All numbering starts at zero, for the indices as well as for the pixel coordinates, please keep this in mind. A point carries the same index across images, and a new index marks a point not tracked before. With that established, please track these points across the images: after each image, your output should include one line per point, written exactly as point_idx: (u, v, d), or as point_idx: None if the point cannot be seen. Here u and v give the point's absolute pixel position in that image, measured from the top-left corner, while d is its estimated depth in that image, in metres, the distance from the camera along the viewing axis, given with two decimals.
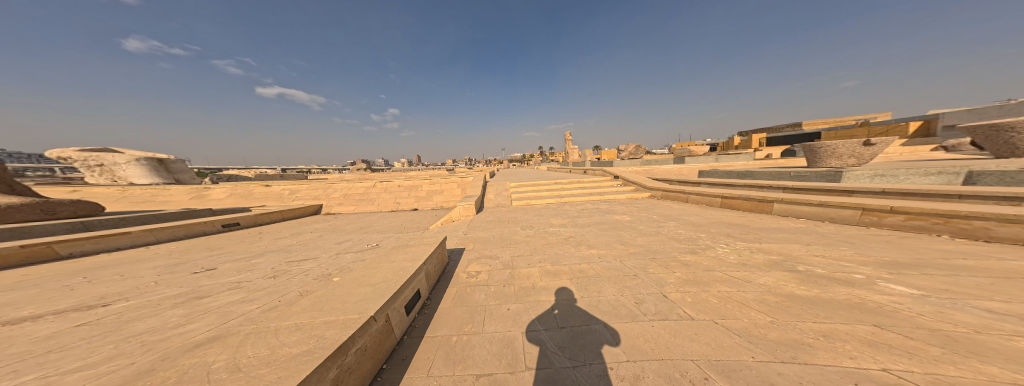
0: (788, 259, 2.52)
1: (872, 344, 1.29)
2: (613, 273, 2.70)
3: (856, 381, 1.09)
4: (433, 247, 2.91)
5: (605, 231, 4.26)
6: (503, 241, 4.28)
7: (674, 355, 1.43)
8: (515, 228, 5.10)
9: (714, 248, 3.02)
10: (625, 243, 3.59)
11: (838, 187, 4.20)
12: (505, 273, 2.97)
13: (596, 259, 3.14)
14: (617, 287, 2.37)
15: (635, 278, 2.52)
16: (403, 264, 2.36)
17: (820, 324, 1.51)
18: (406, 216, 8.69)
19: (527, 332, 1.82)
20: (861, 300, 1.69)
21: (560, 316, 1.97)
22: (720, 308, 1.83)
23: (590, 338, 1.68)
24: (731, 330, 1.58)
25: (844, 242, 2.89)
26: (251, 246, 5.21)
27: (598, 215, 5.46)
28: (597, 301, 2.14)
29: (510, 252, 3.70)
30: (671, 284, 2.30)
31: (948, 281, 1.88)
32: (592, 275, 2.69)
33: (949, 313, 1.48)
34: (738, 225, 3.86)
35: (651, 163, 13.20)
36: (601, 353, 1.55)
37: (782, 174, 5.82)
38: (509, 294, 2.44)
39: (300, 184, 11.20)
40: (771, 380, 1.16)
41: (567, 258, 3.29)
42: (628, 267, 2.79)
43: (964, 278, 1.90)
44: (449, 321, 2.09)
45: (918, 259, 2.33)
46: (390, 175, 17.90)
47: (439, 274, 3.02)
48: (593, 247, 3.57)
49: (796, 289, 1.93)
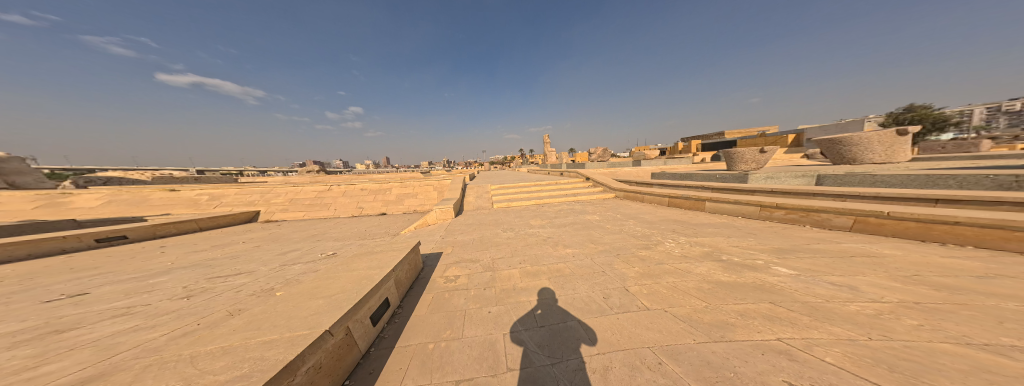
0: (717, 250, 2.92)
1: (770, 318, 1.55)
2: (584, 270, 2.84)
3: (763, 351, 1.30)
4: (405, 252, 2.77)
5: (580, 231, 4.44)
6: (480, 244, 4.21)
7: (635, 344, 1.55)
8: (493, 230, 5.06)
9: (663, 243, 3.35)
10: (594, 241, 3.81)
11: (744, 187, 4.95)
12: (486, 276, 2.94)
13: (571, 258, 3.27)
14: (588, 284, 2.49)
15: (602, 274, 2.68)
16: (368, 271, 2.22)
17: (738, 305, 1.76)
18: (374, 222, 8.07)
19: (509, 334, 1.83)
20: (763, 282, 2.02)
21: (541, 316, 2.01)
22: (669, 297, 2.03)
23: (568, 335, 1.73)
24: (677, 317, 1.76)
25: (763, 233, 3.42)
26: (170, 262, 4.37)
27: (574, 216, 5.67)
28: (572, 298, 2.23)
29: (488, 254, 3.67)
30: (631, 278, 2.50)
31: (828, 260, 2.34)
32: (569, 274, 2.79)
33: (820, 287, 1.85)
34: (681, 222, 4.34)
35: (617, 166, 14.21)
36: (577, 348, 1.61)
37: (710, 177, 6.66)
38: (488, 297, 2.42)
39: (229, 187, 9.81)
40: (707, 358, 1.33)
41: (545, 258, 3.36)
42: (597, 264, 2.96)
43: (840, 258, 2.39)
44: (424, 328, 1.99)
45: (812, 244, 2.87)
46: (357, 178, 16.47)
47: (412, 281, 2.89)
48: (567, 247, 3.71)
49: (723, 276, 2.24)
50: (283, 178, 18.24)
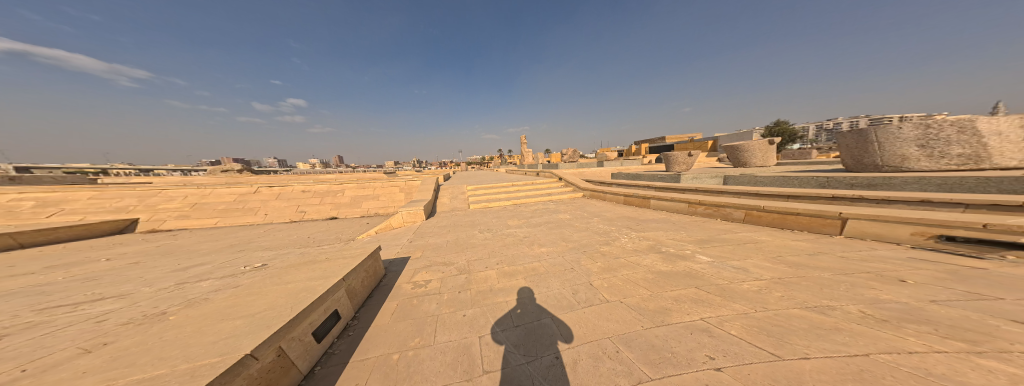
0: (656, 243, 3.29)
1: (697, 302, 1.78)
2: (556, 268, 2.91)
3: (691, 331, 1.48)
4: (360, 258, 2.53)
5: (553, 230, 4.57)
6: (450, 247, 4.04)
7: (597, 336, 1.63)
8: (466, 232, 4.90)
9: (619, 238, 3.63)
10: (566, 239, 3.95)
11: (677, 186, 5.63)
12: (461, 279, 2.81)
13: (544, 256, 3.32)
14: (560, 280, 2.56)
15: (571, 271, 2.78)
16: (306, 283, 1.97)
17: (675, 291, 1.99)
18: (325, 227, 7.25)
19: (485, 335, 1.76)
20: (689, 270, 2.33)
21: (517, 315, 1.98)
22: (623, 289, 2.21)
23: (542, 332, 1.73)
24: (629, 306, 1.91)
25: (705, 226, 3.91)
26: (35, 285, 3.37)
27: (548, 215, 5.81)
28: (547, 295, 2.26)
29: (465, 256, 3.55)
30: (594, 273, 2.64)
31: (751, 249, 2.78)
32: (543, 272, 2.82)
33: (737, 273, 2.19)
34: (630, 218, 4.77)
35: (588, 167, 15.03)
36: (551, 344, 1.62)
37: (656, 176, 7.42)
38: (463, 299, 2.31)
39: (78, 189, 7.76)
40: (653, 342, 1.46)
41: (521, 258, 3.35)
42: (567, 262, 3.06)
43: (761, 246, 2.85)
44: (388, 338, 1.83)
45: (738, 234, 3.37)
46: (314, 178, 14.72)
47: (370, 289, 2.66)
48: (540, 245, 3.78)
49: (664, 266, 2.51)
50: (221, 178, 15.55)
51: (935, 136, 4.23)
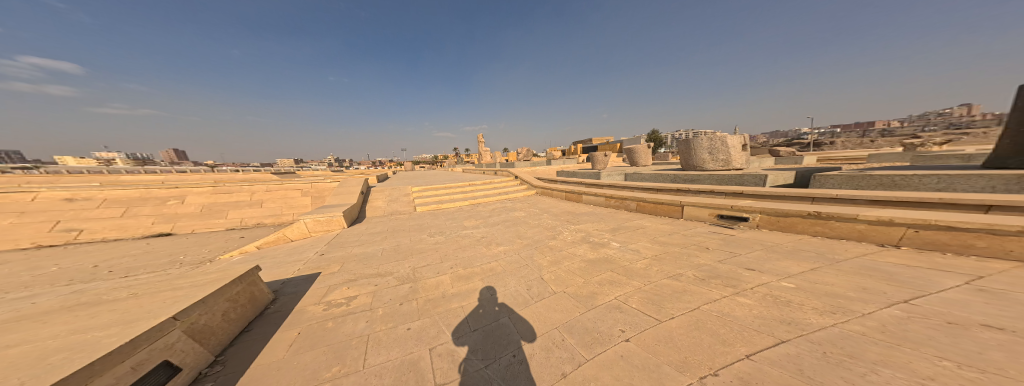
0: (587, 234, 3.73)
1: (620, 285, 2.10)
2: (513, 265, 2.89)
3: (611, 311, 1.75)
4: (220, 285, 1.92)
5: (510, 228, 4.55)
6: (388, 257, 3.60)
7: (546, 326, 1.70)
8: (411, 237, 4.44)
9: (563, 232, 3.95)
10: (522, 236, 4.02)
11: (598, 182, 6.60)
12: (405, 289, 2.56)
13: (494, 254, 3.32)
14: (516, 277, 2.54)
15: (526, 266, 2.82)
16: (75, 338, 1.23)
17: (606, 277, 2.29)
18: (141, 250, 5.47)
19: (434, 347, 1.63)
20: (620, 257, 2.72)
21: (475, 318, 1.89)
22: (568, 278, 2.40)
23: (501, 332, 1.69)
24: (570, 294, 2.09)
25: (632, 216, 4.64)
26: None
27: (508, 214, 5.82)
28: (504, 294, 2.21)
29: (410, 264, 3.22)
30: (545, 266, 2.76)
31: (662, 233, 3.43)
32: (496, 270, 2.79)
33: (651, 256, 2.67)
34: (573, 213, 5.24)
35: (542, 165, 15.81)
36: (509, 342, 1.59)
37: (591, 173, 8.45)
38: (405, 312, 2.09)
39: None
40: (587, 325, 1.65)
41: (477, 258, 3.22)
42: (523, 258, 3.08)
43: (669, 231, 3.56)
44: (296, 373, 1.51)
45: (654, 222, 4.13)
46: (201, 179, 11.10)
47: (248, 322, 2.08)
48: (496, 244, 3.72)
49: (597, 255, 2.87)
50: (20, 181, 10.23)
51: (715, 147, 6.18)
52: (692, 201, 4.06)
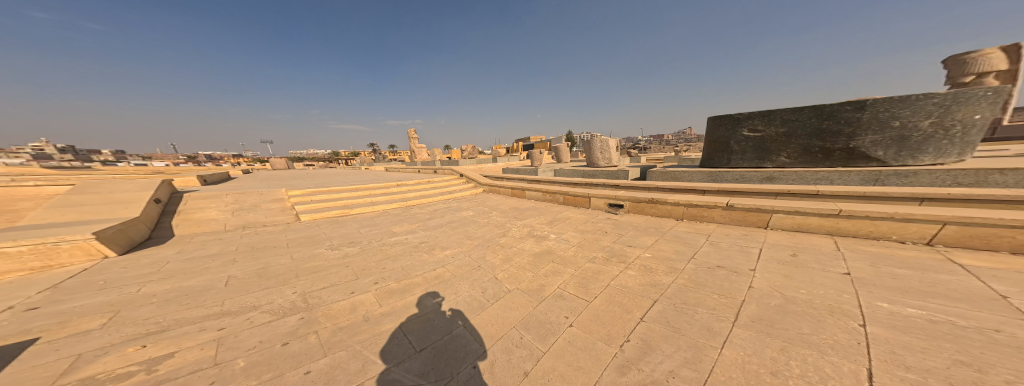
0: (533, 228, 3.90)
1: (566, 276, 2.26)
2: (463, 269, 2.70)
3: (557, 298, 1.88)
4: None
5: (453, 231, 4.27)
6: (242, 288, 2.36)
7: (503, 327, 1.61)
8: (301, 255, 3.22)
9: (512, 228, 4.02)
10: (470, 238, 3.82)
11: (539, 180, 7.07)
12: (292, 321, 1.80)
13: (433, 261, 3.00)
14: (468, 282, 2.35)
15: (478, 268, 2.67)
16: None
17: (555, 269, 2.42)
18: None
19: (366, 379, 1.26)
20: (564, 249, 2.93)
21: (419, 334, 1.61)
22: (520, 275, 2.38)
23: (454, 346, 1.48)
24: (524, 290, 2.06)
25: (571, 207, 5.10)
26: None
27: (450, 215, 5.46)
28: (454, 302, 1.98)
29: (300, 287, 2.34)
30: (497, 266, 2.67)
31: (595, 224, 3.90)
32: (445, 277, 2.51)
33: (588, 246, 2.97)
34: (519, 208, 5.42)
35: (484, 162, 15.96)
36: (465, 355, 1.41)
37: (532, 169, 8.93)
38: (301, 355, 1.47)
39: None
40: (539, 318, 1.66)
41: (417, 267, 2.84)
42: (475, 260, 2.92)
43: (600, 220, 4.07)
44: None
45: (588, 212, 4.64)
46: None
47: None
48: (437, 250, 3.38)
49: (542, 248, 3.03)
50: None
51: (606, 147, 7.94)
52: (596, 193, 4.82)
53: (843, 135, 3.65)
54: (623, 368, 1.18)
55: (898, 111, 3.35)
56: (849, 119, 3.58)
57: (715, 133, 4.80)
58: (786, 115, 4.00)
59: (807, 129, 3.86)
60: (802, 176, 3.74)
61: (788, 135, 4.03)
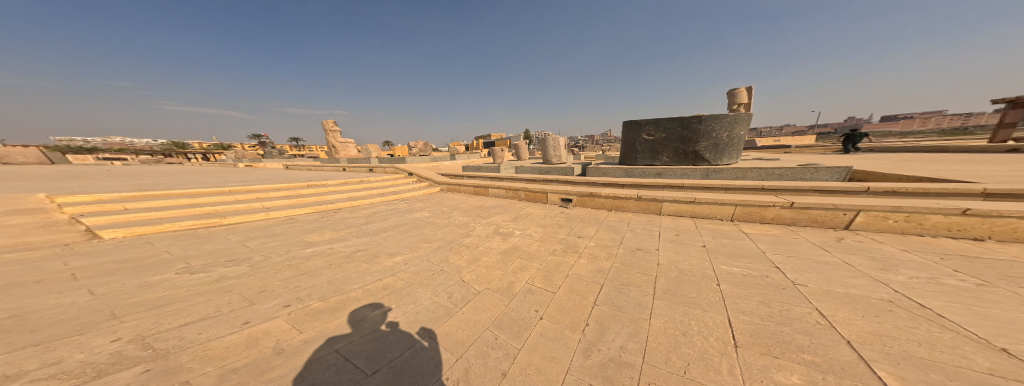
0: (499, 226, 3.92)
1: (535, 270, 2.33)
2: (420, 275, 2.36)
3: (528, 294, 1.93)
4: None
5: (403, 235, 3.65)
6: None
7: (477, 331, 1.53)
8: (112, 289, 1.95)
9: (476, 228, 3.93)
10: (427, 240, 3.45)
11: (501, 178, 7.12)
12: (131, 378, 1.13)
13: (376, 271, 2.46)
14: (429, 289, 2.08)
15: (441, 272, 2.43)
16: None
17: (523, 266, 2.47)
18: None
19: None
20: (530, 245, 3.01)
21: (370, 355, 1.34)
22: (489, 275, 2.33)
23: (419, 361, 1.31)
24: (494, 290, 2.02)
25: (534, 203, 5.25)
26: None
27: (399, 217, 4.71)
28: (414, 314, 1.73)
29: (123, 333, 1.44)
30: (464, 267, 2.53)
31: (556, 218, 4.10)
32: (397, 289, 2.09)
33: (551, 240, 3.11)
34: (482, 207, 5.34)
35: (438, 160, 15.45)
36: (435, 367, 1.26)
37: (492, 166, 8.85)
38: None
39: None
40: (512, 315, 1.67)
41: (358, 277, 2.31)
42: (435, 264, 2.64)
43: (560, 214, 4.31)
44: None
45: (550, 207, 4.84)
46: None
47: None
48: (380, 258, 2.79)
49: (508, 246, 3.05)
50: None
51: (556, 145, 8.46)
52: (551, 188, 5.12)
53: (691, 141, 5.68)
54: (587, 351, 1.30)
55: (714, 127, 5.51)
56: (694, 130, 5.60)
57: (627, 137, 6.51)
58: (663, 125, 5.89)
59: (674, 136, 5.79)
60: (670, 172, 5.69)
61: (666, 140, 5.89)
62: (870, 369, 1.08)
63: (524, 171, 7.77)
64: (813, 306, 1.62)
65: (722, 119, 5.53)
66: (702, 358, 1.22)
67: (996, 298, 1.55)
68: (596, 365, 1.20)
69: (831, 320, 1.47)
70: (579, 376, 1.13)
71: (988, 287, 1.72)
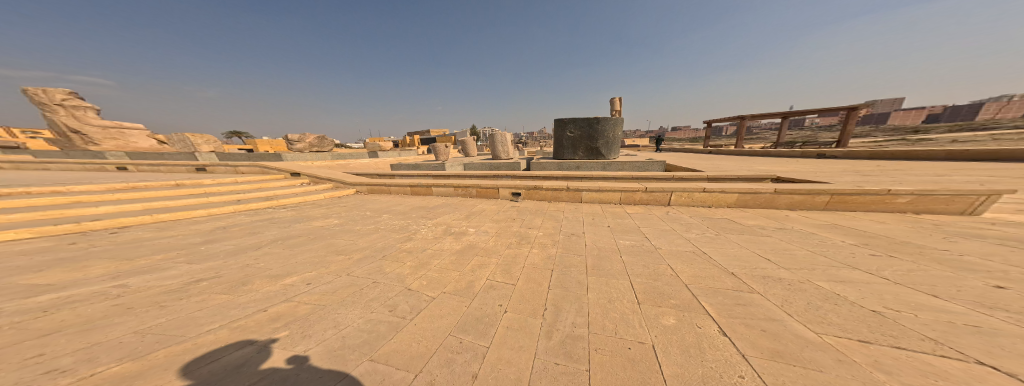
0: (448, 225, 3.75)
1: (487, 267, 2.35)
2: (343, 293, 1.97)
3: (487, 290, 1.94)
4: None
5: (297, 251, 2.90)
6: None
7: (438, 339, 1.44)
8: None
9: (419, 230, 3.63)
10: (343, 252, 2.87)
11: (445, 175, 6.75)
12: None
13: (251, 300, 1.85)
14: (360, 307, 1.78)
15: (375, 285, 2.11)
16: None
17: (477, 263, 2.45)
18: None
19: None
20: (482, 241, 3.00)
21: None
22: (443, 278, 2.21)
23: None
24: (453, 292, 1.95)
25: (479, 201, 5.20)
26: None
27: (277, 230, 3.73)
28: (342, 340, 1.43)
29: None
30: (409, 275, 2.30)
31: (508, 213, 4.19)
32: (298, 314, 1.68)
33: (504, 235, 3.18)
34: (424, 208, 4.95)
35: (343, 158, 13.89)
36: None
37: (431, 164, 8.23)
38: None
39: None
40: (473, 314, 1.65)
41: (216, 313, 1.67)
42: (362, 277, 2.26)
43: (510, 209, 4.43)
44: None
45: (497, 203, 4.90)
46: None
47: None
48: (249, 284, 2.12)
49: (456, 247, 2.93)
50: None
51: (504, 141, 8.64)
52: (502, 184, 5.19)
53: (596, 139, 6.78)
54: (548, 333, 1.41)
55: (609, 127, 6.78)
56: (597, 129, 6.74)
57: (553, 136, 7.32)
58: (580, 126, 6.88)
59: (585, 134, 6.82)
60: (582, 165, 6.62)
61: (582, 138, 6.89)
62: (695, 302, 1.63)
63: (473, 167, 7.63)
64: (668, 263, 2.28)
65: (613, 121, 6.84)
66: (623, 317, 1.51)
67: (728, 242, 2.71)
68: (558, 343, 1.32)
69: (676, 271, 2.12)
70: (548, 357, 1.22)
71: (755, 235, 2.92)
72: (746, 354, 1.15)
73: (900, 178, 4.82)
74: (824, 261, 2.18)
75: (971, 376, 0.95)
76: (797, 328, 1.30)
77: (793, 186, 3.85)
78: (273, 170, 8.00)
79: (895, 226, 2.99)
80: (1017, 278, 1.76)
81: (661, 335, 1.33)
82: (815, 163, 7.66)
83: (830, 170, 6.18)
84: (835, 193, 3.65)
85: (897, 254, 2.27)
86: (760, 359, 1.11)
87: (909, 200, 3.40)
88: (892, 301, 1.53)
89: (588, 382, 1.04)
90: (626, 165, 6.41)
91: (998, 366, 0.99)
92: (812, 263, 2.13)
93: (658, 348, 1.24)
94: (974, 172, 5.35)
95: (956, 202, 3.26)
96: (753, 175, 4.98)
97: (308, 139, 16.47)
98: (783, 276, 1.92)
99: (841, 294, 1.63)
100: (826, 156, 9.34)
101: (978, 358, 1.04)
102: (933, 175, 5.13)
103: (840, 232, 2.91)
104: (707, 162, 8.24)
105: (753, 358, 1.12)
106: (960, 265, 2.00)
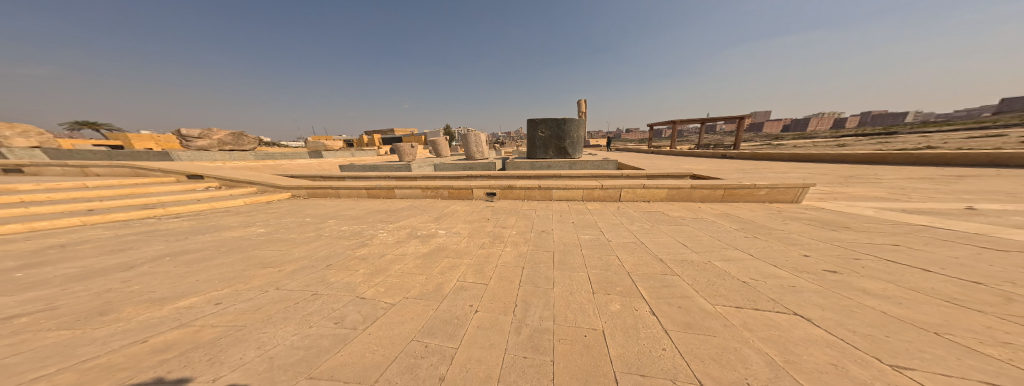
0: (413, 228, 3.57)
1: (451, 269, 2.31)
2: (268, 310, 1.73)
3: (453, 292, 1.93)
4: None
5: (197, 268, 2.41)
6: None
7: (399, 346, 1.39)
8: None
9: (376, 235, 3.37)
10: (269, 265, 2.50)
11: (410, 176, 6.39)
12: None
13: (120, 332, 1.49)
14: (294, 323, 1.59)
15: (317, 297, 1.91)
16: None
17: (444, 265, 2.40)
18: None
19: None
20: (452, 243, 2.95)
21: None
22: (404, 283, 2.11)
23: None
24: (419, 296, 1.89)
25: (446, 202, 5.06)
26: None
27: (165, 244, 3.02)
28: (268, 362, 1.27)
29: None
30: (361, 283, 2.13)
31: (479, 213, 4.18)
32: (199, 340, 1.42)
33: (474, 235, 3.18)
34: (385, 211, 4.59)
35: (271, 158, 11.87)
36: None
37: (393, 165, 7.69)
38: None
39: None
40: (438, 318, 1.63)
41: (51, 355, 1.29)
42: (298, 290, 2.01)
43: (480, 209, 4.42)
44: None
45: (469, 204, 4.85)
46: None
47: None
48: (114, 312, 1.69)
49: (421, 250, 2.81)
50: None
51: (478, 140, 8.54)
52: (475, 184, 5.14)
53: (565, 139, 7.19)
54: (517, 328, 1.48)
55: (576, 129, 7.27)
56: (566, 130, 7.16)
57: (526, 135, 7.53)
58: (550, 126, 7.18)
59: (556, 134, 7.17)
60: (549, 165, 6.94)
61: (551, 138, 7.22)
62: (635, 288, 1.89)
63: (443, 167, 7.39)
64: (616, 254, 2.58)
65: (580, 123, 7.34)
66: (581, 307, 1.67)
67: (660, 233, 3.19)
68: (526, 338, 1.40)
69: (622, 260, 2.42)
70: (517, 351, 1.31)
71: (685, 224, 3.50)
72: (668, 328, 1.41)
73: (762, 175, 6.25)
74: (731, 243, 2.74)
75: (792, 324, 1.33)
76: (706, 302, 1.63)
77: (703, 182, 4.63)
78: (160, 172, 6.39)
79: (757, 213, 3.89)
80: (815, 247, 2.51)
81: (609, 321, 1.52)
82: (719, 163, 9.39)
83: (736, 168, 7.68)
84: (726, 188, 4.53)
85: (757, 235, 2.98)
86: (678, 332, 1.37)
87: (765, 192, 4.43)
88: (754, 272, 2.02)
89: (551, 372, 1.15)
90: (589, 164, 6.94)
91: (804, 314, 1.41)
92: (713, 246, 2.66)
93: (607, 332, 1.42)
94: (805, 171, 7.24)
95: (788, 192, 4.36)
96: (678, 172, 5.85)
97: (216, 136, 13.60)
98: (704, 259, 2.35)
99: (727, 270, 2.08)
100: (727, 156, 11.58)
101: (795, 310, 1.46)
102: (782, 172, 6.78)
103: (739, 218, 3.67)
104: (648, 161, 9.38)
105: (672, 331, 1.37)
106: (788, 241, 2.73)
